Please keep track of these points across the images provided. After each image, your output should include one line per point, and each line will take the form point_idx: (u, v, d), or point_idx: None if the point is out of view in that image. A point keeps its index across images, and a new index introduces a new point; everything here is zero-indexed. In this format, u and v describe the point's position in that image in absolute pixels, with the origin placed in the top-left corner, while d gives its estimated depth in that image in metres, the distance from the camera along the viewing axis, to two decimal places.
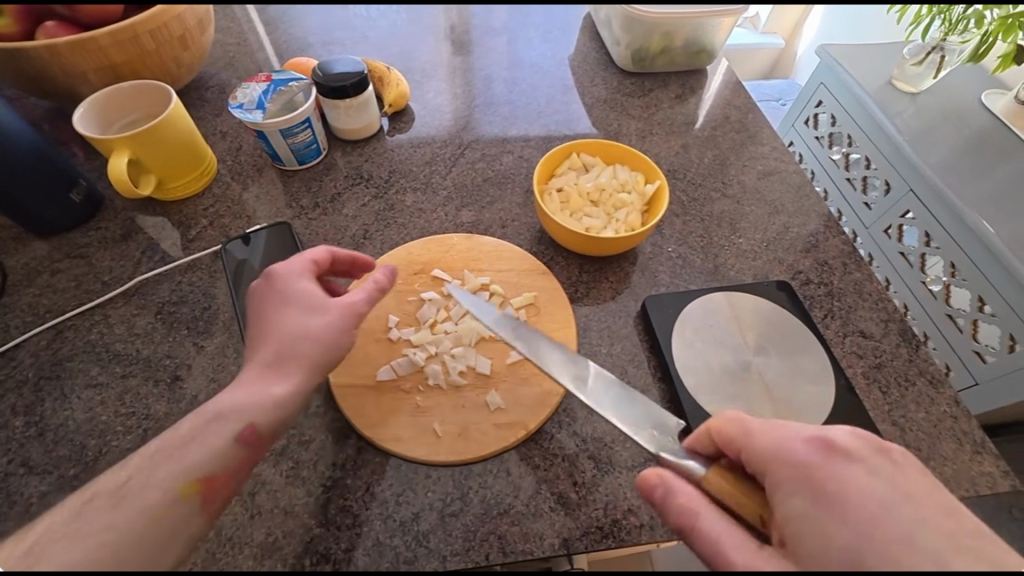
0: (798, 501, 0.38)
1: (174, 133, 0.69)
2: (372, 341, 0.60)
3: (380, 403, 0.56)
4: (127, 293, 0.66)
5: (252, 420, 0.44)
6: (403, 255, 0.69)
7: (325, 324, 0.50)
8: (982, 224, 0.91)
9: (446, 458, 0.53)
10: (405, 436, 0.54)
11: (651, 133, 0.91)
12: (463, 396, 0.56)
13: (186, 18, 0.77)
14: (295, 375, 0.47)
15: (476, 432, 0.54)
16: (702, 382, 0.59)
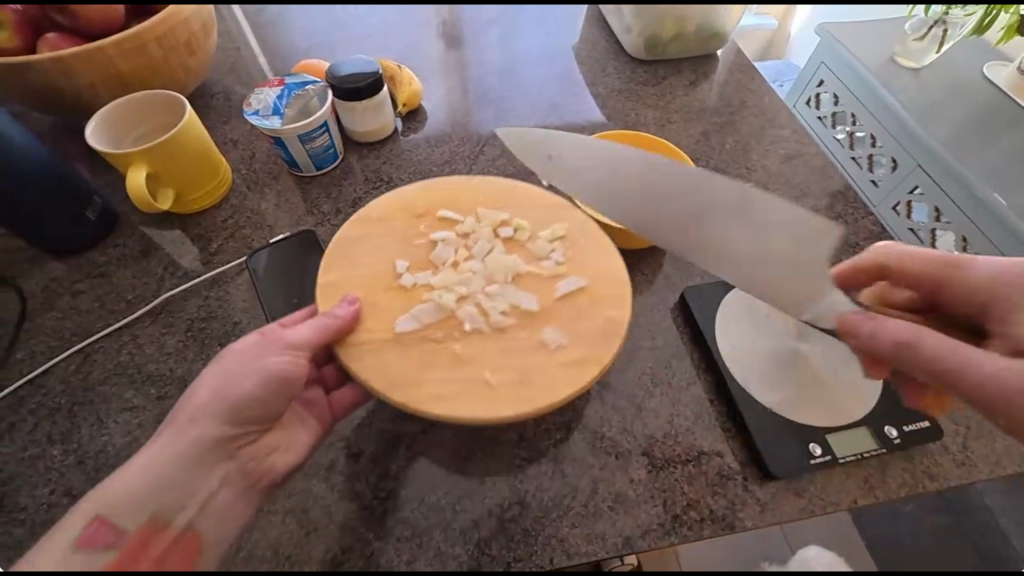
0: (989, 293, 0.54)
1: (189, 144, 0.67)
2: (382, 291, 0.58)
3: (412, 357, 0.54)
4: (153, 311, 0.64)
5: (103, 510, 0.41)
6: (396, 199, 0.65)
7: (233, 364, 0.49)
8: (993, 197, 0.94)
9: (510, 411, 0.50)
10: (449, 394, 0.52)
11: (669, 121, 0.90)
12: (511, 341, 0.55)
13: (190, 24, 0.74)
14: (185, 422, 0.46)
15: (535, 380, 0.52)
16: (751, 371, 0.57)
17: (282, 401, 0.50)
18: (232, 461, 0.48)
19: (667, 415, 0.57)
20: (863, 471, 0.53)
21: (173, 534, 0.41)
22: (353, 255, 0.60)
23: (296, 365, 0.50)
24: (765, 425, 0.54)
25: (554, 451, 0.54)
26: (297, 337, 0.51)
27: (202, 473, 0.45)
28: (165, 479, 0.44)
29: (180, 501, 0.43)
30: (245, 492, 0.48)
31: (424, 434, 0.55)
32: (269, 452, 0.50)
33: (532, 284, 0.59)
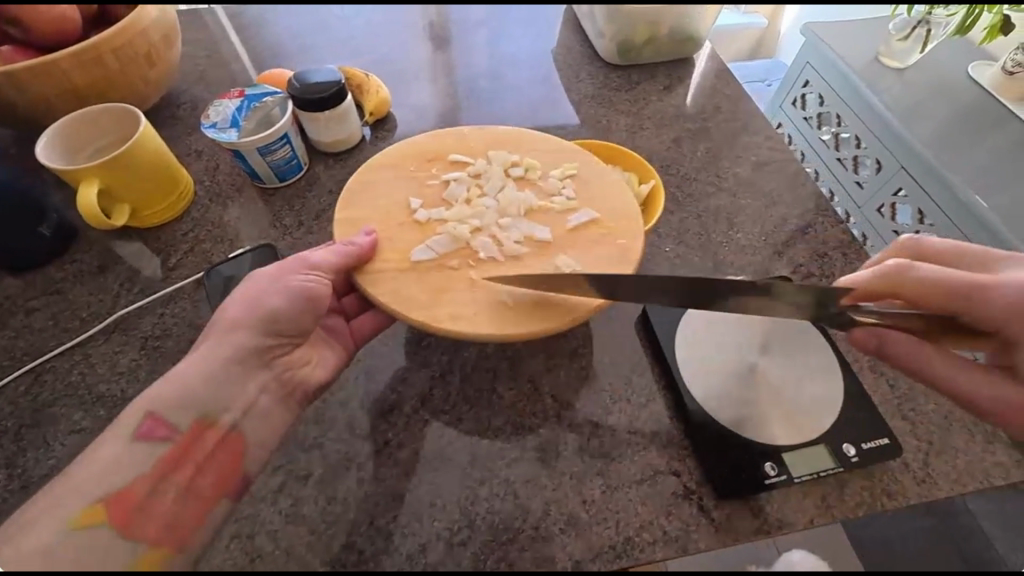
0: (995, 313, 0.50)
1: (144, 159, 0.66)
2: (397, 225, 0.62)
3: (426, 283, 0.57)
4: (107, 329, 0.63)
5: (153, 406, 0.47)
6: (409, 147, 0.69)
7: (266, 283, 0.55)
8: (976, 198, 0.91)
9: (525, 326, 0.54)
10: (465, 311, 0.55)
11: (641, 128, 0.89)
12: (522, 266, 0.59)
13: (150, 34, 0.73)
14: (223, 332, 0.52)
15: (548, 298, 0.56)
16: (710, 389, 0.56)
17: (310, 318, 0.56)
18: (269, 370, 0.53)
19: (624, 432, 0.56)
20: (820, 490, 0.52)
21: (220, 433, 0.48)
22: (367, 194, 0.65)
23: (321, 284, 0.56)
24: (721, 444, 0.53)
25: (507, 471, 0.54)
26: (320, 259, 0.57)
27: (244, 375, 0.51)
28: (212, 379, 0.49)
29: (224, 404, 0.49)
30: (283, 399, 0.53)
31: (376, 456, 0.54)
32: (302, 364, 0.56)
33: (542, 215, 0.63)
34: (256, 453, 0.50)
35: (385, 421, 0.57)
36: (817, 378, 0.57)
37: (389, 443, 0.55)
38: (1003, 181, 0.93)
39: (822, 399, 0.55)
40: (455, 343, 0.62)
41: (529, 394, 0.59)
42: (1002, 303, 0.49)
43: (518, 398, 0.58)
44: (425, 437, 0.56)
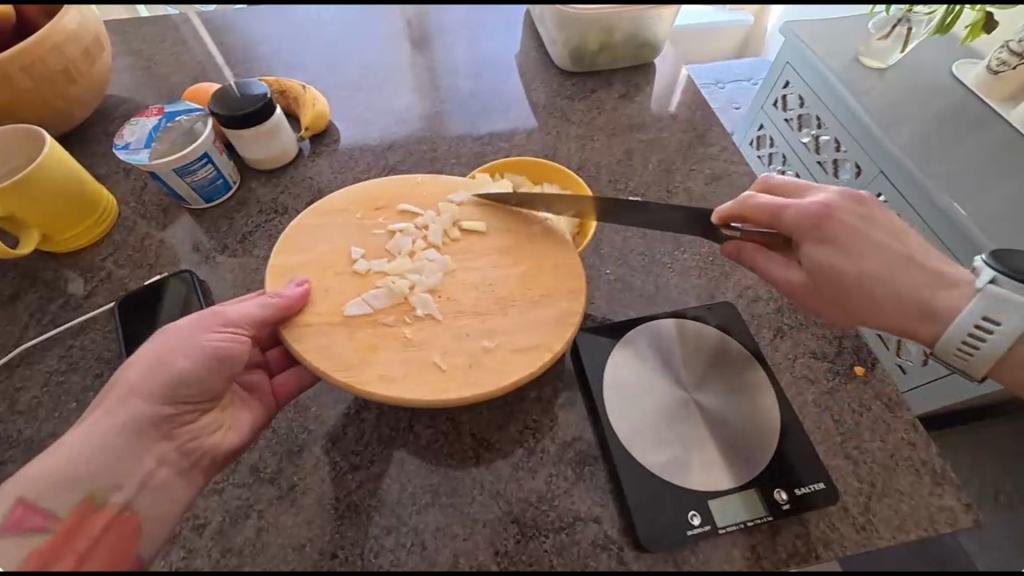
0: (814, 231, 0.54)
1: (54, 183, 0.63)
2: (334, 275, 0.58)
3: (354, 340, 0.53)
4: (11, 364, 0.61)
5: (23, 492, 0.45)
6: (359, 192, 0.64)
7: (172, 340, 0.50)
8: (954, 207, 0.77)
9: (457, 392, 0.50)
10: (393, 374, 0.51)
11: (592, 139, 0.84)
12: (463, 325, 0.55)
13: (68, 50, 0.70)
14: (118, 400, 0.48)
15: (486, 363, 0.52)
16: (636, 429, 0.53)
17: (220, 379, 0.51)
18: (170, 441, 0.50)
19: (545, 475, 0.53)
20: (749, 539, 0.49)
21: (111, 514, 0.46)
22: (309, 240, 0.60)
23: (234, 343, 0.51)
24: (644, 489, 0.50)
25: (417, 519, 0.50)
26: (238, 313, 0.52)
27: (138, 451, 0.48)
28: (100, 455, 0.47)
29: (115, 482, 0.47)
30: (186, 471, 0.50)
31: (279, 502, 0.51)
32: (210, 431, 0.52)
33: (487, 273, 0.58)
34: (155, 529, 0.48)
35: (291, 463, 0.53)
36: (756, 439, 0.52)
37: (294, 488, 0.52)
38: (987, 183, 0.79)
39: (750, 460, 0.51)
40: None
41: (447, 433, 0.55)
42: (794, 217, 0.54)
43: (437, 438, 0.55)
44: (333, 481, 0.52)
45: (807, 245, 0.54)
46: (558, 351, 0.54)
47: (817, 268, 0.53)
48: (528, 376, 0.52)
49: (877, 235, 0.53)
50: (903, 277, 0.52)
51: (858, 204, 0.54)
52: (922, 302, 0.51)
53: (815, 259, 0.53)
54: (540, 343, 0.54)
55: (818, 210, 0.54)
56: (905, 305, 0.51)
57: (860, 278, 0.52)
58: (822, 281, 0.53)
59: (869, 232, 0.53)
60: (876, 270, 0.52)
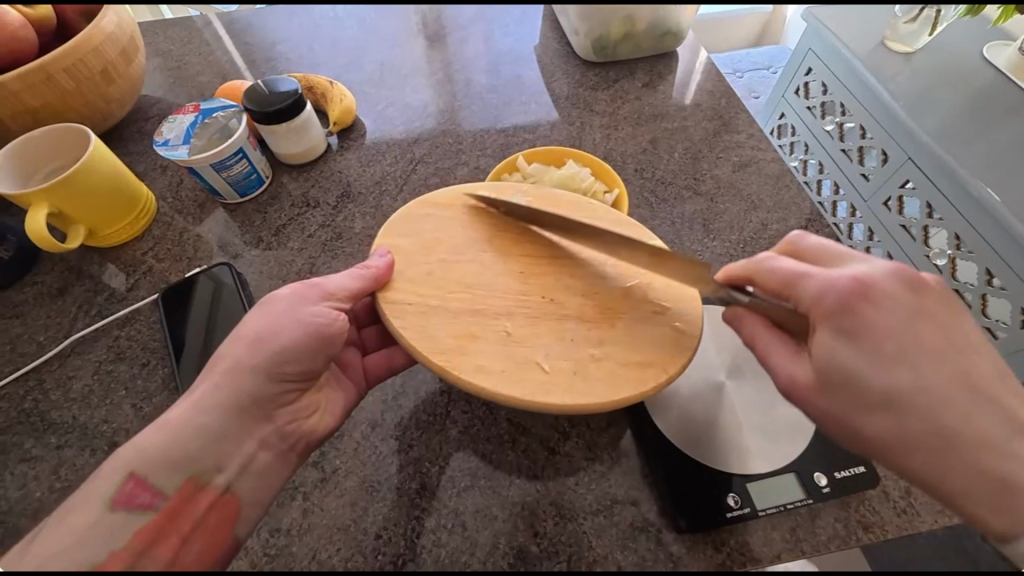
0: (836, 341, 0.43)
1: (99, 178, 0.65)
2: (437, 260, 0.56)
3: (452, 329, 0.51)
4: (62, 353, 0.63)
5: (135, 466, 0.43)
6: (472, 188, 0.62)
7: (279, 313, 0.50)
8: (985, 191, 0.73)
9: (562, 397, 0.47)
10: (490, 367, 0.49)
11: (616, 129, 0.84)
12: (568, 328, 0.52)
13: (106, 51, 0.72)
14: (225, 375, 0.48)
15: (594, 370, 0.49)
16: (670, 412, 0.53)
17: (320, 360, 0.51)
18: (272, 422, 0.50)
19: (582, 459, 0.53)
20: (788, 523, 0.49)
21: (214, 495, 0.45)
22: (414, 228, 0.58)
23: (333, 321, 0.51)
24: (681, 474, 0.50)
25: (456, 501, 0.51)
26: (338, 285, 0.52)
27: (242, 431, 0.48)
28: (207, 435, 0.46)
29: (219, 463, 0.46)
30: (283, 453, 0.50)
31: (322, 485, 0.53)
32: (307, 414, 0.52)
33: (589, 278, 0.55)
34: (252, 512, 0.48)
35: (333, 447, 0.55)
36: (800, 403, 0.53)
37: (337, 471, 0.54)
38: (1014, 166, 0.76)
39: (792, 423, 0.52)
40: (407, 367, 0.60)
41: (483, 418, 0.56)
42: (817, 289, 0.44)
43: (473, 422, 0.56)
44: (374, 464, 0.54)
45: (826, 334, 0.43)
46: (672, 374, 0.49)
47: (832, 369, 0.42)
48: (642, 392, 0.48)
49: (940, 357, 0.42)
50: (940, 391, 0.41)
51: (911, 290, 0.43)
52: (960, 441, 0.40)
53: (838, 359, 0.42)
54: (652, 362, 0.50)
55: (852, 288, 0.43)
56: (936, 409, 0.41)
57: (887, 406, 0.41)
58: (839, 390, 0.42)
59: (912, 319, 0.42)
60: (924, 422, 0.41)
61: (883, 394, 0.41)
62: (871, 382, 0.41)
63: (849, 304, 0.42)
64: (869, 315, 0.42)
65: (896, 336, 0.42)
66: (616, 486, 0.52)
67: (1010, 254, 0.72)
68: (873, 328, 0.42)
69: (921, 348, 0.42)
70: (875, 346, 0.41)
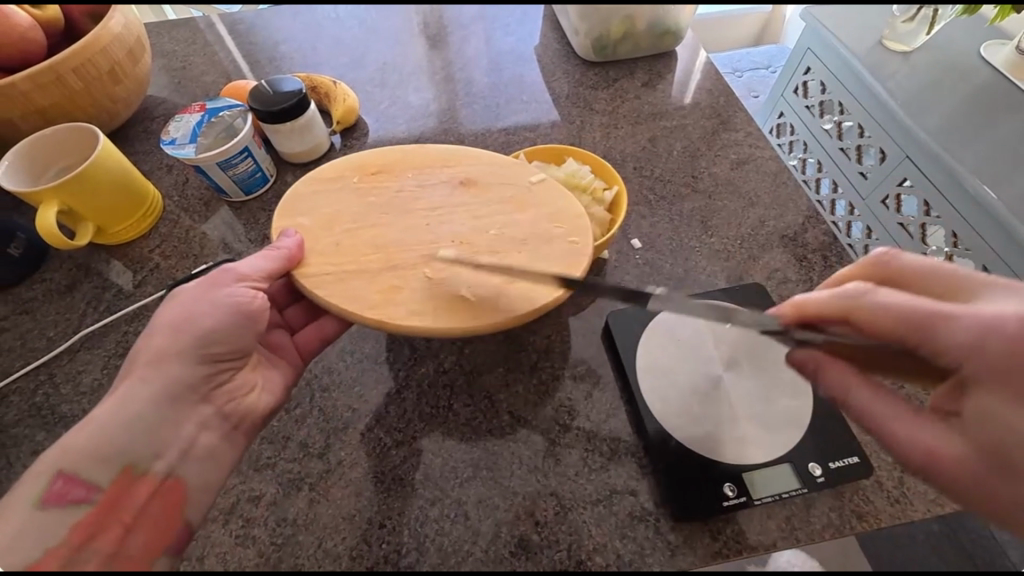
0: (990, 399, 0.41)
1: (107, 176, 0.67)
2: (343, 229, 0.57)
3: (377, 284, 0.53)
4: (71, 348, 0.64)
5: (63, 464, 0.44)
6: (356, 158, 0.63)
7: (193, 299, 0.51)
8: (984, 190, 0.74)
9: (490, 317, 0.51)
10: (418, 306, 0.52)
11: (615, 127, 0.85)
12: (482, 262, 0.55)
13: (113, 51, 0.73)
14: (149, 366, 0.49)
15: (510, 292, 0.53)
16: (669, 407, 0.54)
17: (248, 336, 0.53)
18: (209, 404, 0.51)
19: (581, 450, 0.54)
20: (784, 512, 0.50)
21: (154, 482, 0.46)
22: (312, 204, 0.59)
23: (256, 297, 0.53)
24: (679, 466, 0.51)
25: (459, 491, 0.53)
26: (249, 268, 0.53)
27: (180, 415, 0.49)
28: (142, 424, 0.47)
29: (155, 451, 0.47)
30: (228, 434, 0.52)
31: (328, 476, 0.54)
32: (244, 393, 0.54)
33: (494, 217, 0.58)
34: (201, 497, 0.49)
35: (339, 439, 0.56)
36: (795, 395, 0.54)
37: (342, 463, 0.55)
38: (1011, 164, 0.77)
39: (790, 414, 0.53)
40: (415, 357, 0.61)
41: (485, 410, 0.57)
42: (951, 336, 0.42)
43: (475, 415, 0.57)
44: (379, 456, 0.55)
45: (985, 396, 0.42)
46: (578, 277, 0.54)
47: (997, 442, 0.41)
48: (553, 301, 0.53)
49: None
50: None
51: None
52: None
53: (998, 420, 0.41)
54: (559, 271, 0.54)
55: (1007, 341, 0.41)
56: None
57: None
58: (1001, 463, 0.41)
59: None
60: None
61: None
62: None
63: (1004, 364, 0.41)
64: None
65: None
66: (616, 477, 0.53)
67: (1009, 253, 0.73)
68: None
69: None
70: None
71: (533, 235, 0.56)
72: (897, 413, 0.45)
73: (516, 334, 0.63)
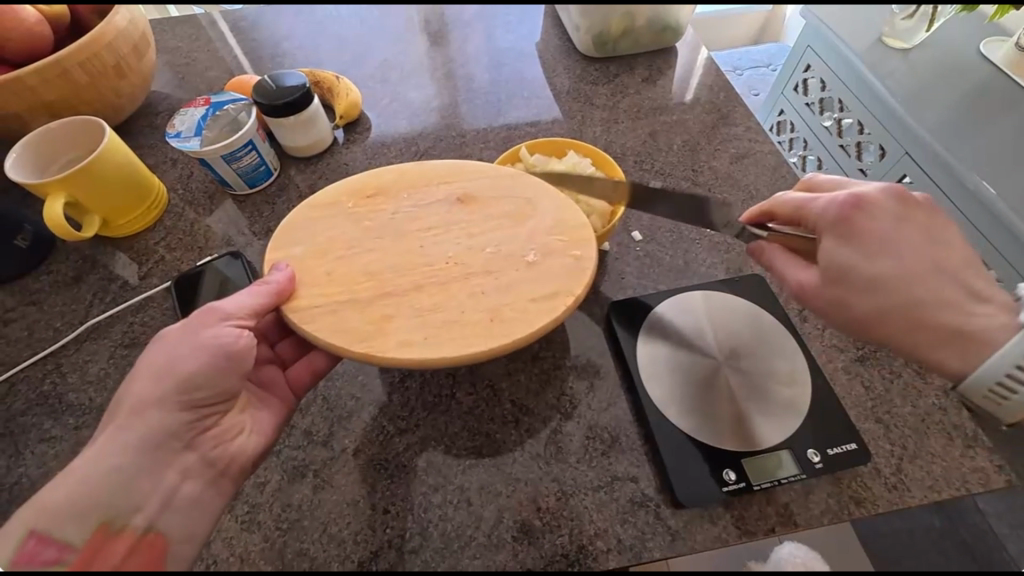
0: (834, 243, 0.50)
1: (113, 170, 0.67)
2: (334, 258, 0.57)
3: (369, 314, 0.53)
4: (78, 339, 0.65)
5: (36, 523, 0.39)
6: (350, 182, 0.63)
7: (176, 342, 0.50)
8: (982, 184, 0.75)
9: (487, 346, 0.50)
10: (418, 338, 0.51)
11: (616, 122, 0.86)
12: (478, 284, 0.54)
13: (119, 46, 0.74)
14: (127, 416, 0.47)
15: (508, 317, 0.52)
16: (675, 394, 0.55)
17: (234, 377, 0.51)
18: (194, 451, 0.49)
19: (582, 439, 0.55)
20: (784, 496, 0.51)
21: (134, 536, 0.41)
22: (305, 230, 0.59)
23: (241, 336, 0.51)
24: (681, 453, 0.52)
25: (462, 478, 0.53)
26: (237, 305, 0.52)
27: (161, 464, 0.47)
28: (120, 477, 0.44)
29: (134, 506, 0.43)
30: (213, 480, 0.49)
31: (332, 462, 0.55)
32: (231, 436, 0.52)
33: (491, 235, 0.58)
34: (184, 547, 0.45)
35: (342, 427, 0.57)
36: (792, 383, 0.55)
37: (346, 450, 0.55)
38: (1010, 157, 0.77)
39: (788, 401, 0.54)
40: None
41: (488, 399, 0.58)
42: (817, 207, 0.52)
43: (478, 403, 0.58)
44: (382, 443, 0.56)
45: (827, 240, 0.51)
46: (578, 295, 0.54)
47: (833, 265, 0.50)
48: (552, 321, 0.52)
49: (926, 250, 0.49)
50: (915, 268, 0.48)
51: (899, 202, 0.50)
52: (939, 318, 0.47)
53: (837, 255, 0.50)
54: (559, 290, 0.54)
55: (845, 203, 0.51)
56: (915, 287, 0.48)
57: (873, 283, 0.48)
58: (837, 283, 0.50)
59: (900, 230, 0.49)
60: (910, 296, 0.48)
61: (875, 278, 0.48)
62: (858, 269, 0.49)
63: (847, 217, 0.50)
64: (865, 219, 0.50)
65: (879, 238, 0.49)
66: (616, 467, 0.53)
67: (1008, 247, 0.75)
68: (864, 231, 0.49)
69: (910, 244, 0.49)
70: (868, 244, 0.49)
71: (532, 257, 0.56)
72: (783, 259, 0.55)
73: None
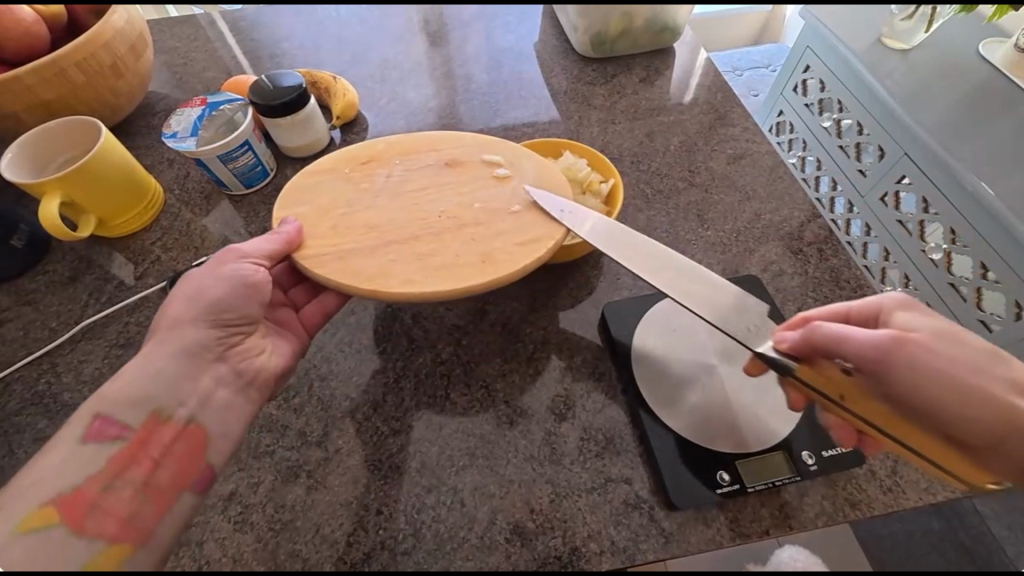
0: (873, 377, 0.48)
1: (110, 169, 0.67)
2: (335, 218, 0.58)
3: (374, 261, 0.55)
4: (73, 338, 0.65)
5: (101, 408, 0.46)
6: (343, 152, 0.64)
7: (202, 275, 0.54)
8: (981, 186, 0.74)
9: (479, 280, 0.53)
10: (416, 277, 0.53)
11: (613, 123, 0.86)
12: (470, 232, 0.57)
13: (116, 46, 0.74)
14: (167, 330, 0.51)
15: (500, 254, 0.55)
16: (663, 395, 0.55)
17: (256, 305, 0.55)
18: (225, 363, 0.53)
19: (577, 439, 0.55)
20: (778, 498, 0.51)
21: (177, 427, 0.48)
22: (304, 195, 0.60)
23: (259, 272, 0.55)
24: (675, 454, 0.52)
25: (456, 479, 0.53)
26: (254, 247, 0.55)
27: (195, 371, 0.51)
28: (163, 377, 0.49)
29: (178, 398, 0.49)
30: (242, 390, 0.53)
31: (325, 463, 0.55)
32: (255, 353, 0.55)
33: (481, 191, 0.60)
34: (220, 444, 0.50)
35: (337, 428, 0.57)
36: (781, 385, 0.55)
37: (340, 451, 0.55)
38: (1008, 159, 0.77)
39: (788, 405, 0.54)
40: (413, 348, 0.62)
41: (481, 400, 0.58)
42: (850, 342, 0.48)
43: (472, 404, 0.58)
44: (375, 444, 0.55)
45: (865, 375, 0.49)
46: (560, 237, 0.56)
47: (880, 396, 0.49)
48: (534, 261, 0.55)
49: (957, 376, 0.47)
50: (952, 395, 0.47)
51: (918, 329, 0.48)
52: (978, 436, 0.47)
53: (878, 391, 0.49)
54: (541, 234, 0.56)
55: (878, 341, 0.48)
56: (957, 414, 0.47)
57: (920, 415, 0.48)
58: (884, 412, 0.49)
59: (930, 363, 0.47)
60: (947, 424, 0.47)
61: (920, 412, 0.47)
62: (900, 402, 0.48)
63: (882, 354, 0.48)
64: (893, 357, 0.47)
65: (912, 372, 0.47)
66: (610, 469, 0.53)
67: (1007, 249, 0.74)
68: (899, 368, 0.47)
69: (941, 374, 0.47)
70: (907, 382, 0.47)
71: (520, 209, 0.58)
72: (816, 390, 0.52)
73: (514, 324, 0.63)
